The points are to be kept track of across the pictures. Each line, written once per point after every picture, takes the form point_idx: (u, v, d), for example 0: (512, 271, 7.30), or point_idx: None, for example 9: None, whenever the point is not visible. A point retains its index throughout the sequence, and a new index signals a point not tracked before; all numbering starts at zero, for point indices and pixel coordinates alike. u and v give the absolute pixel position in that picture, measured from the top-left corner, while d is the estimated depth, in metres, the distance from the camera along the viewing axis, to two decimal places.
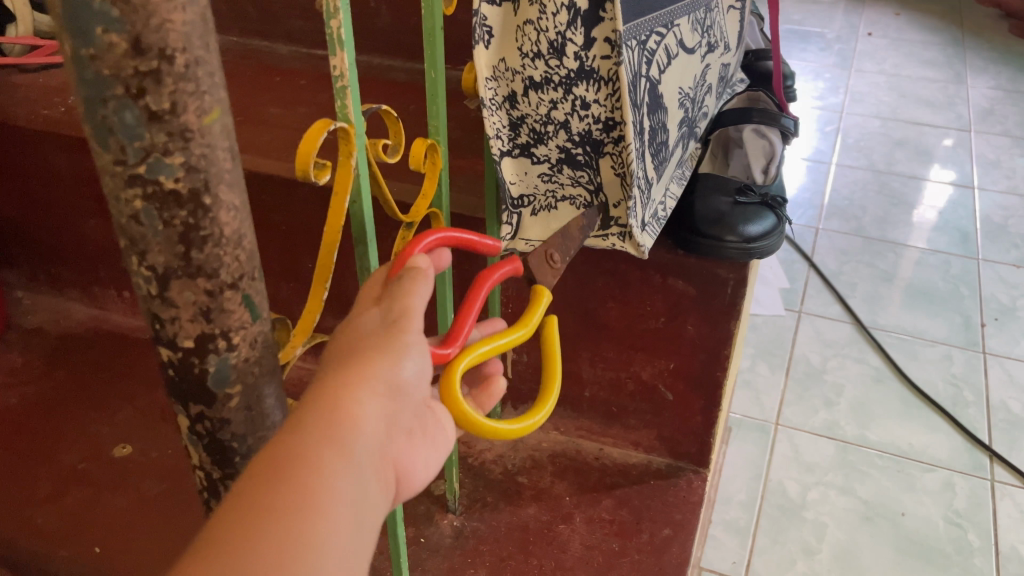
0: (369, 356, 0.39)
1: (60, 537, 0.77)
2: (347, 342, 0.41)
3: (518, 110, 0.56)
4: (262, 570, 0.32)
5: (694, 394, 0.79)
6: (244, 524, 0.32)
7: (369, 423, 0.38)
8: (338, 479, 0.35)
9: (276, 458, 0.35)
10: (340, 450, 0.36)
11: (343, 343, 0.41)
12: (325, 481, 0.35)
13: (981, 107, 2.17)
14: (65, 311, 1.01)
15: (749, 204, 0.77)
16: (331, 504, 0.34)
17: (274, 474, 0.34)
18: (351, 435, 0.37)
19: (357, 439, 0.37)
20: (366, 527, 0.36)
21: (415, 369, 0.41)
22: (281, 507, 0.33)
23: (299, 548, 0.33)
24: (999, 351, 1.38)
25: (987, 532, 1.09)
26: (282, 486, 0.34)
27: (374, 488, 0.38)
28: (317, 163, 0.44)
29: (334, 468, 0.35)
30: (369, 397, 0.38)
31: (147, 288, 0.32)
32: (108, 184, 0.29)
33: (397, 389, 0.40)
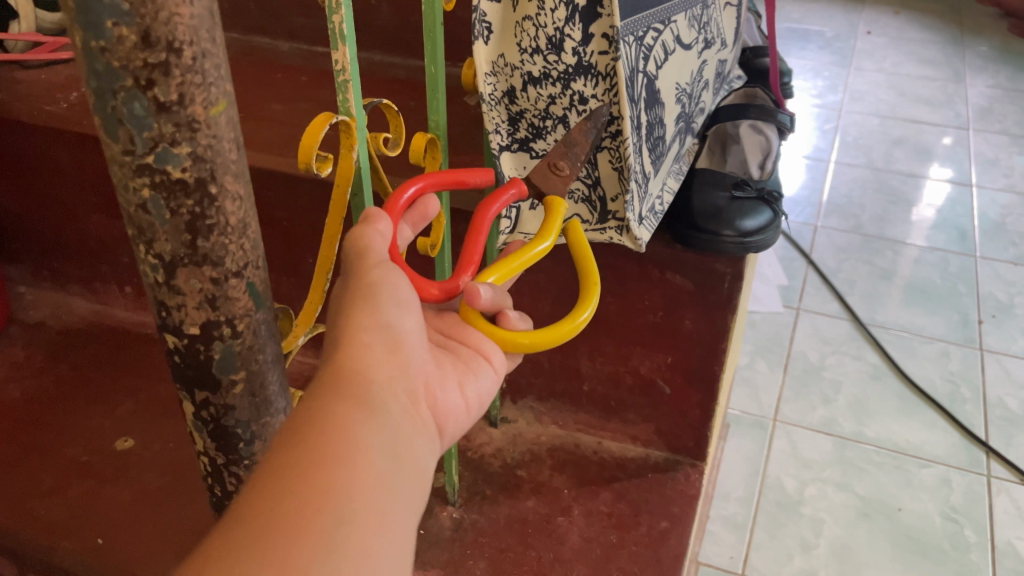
0: (354, 317, 0.41)
1: (64, 528, 0.77)
2: (331, 314, 0.43)
3: (517, 106, 0.57)
4: (305, 515, 0.33)
5: (691, 388, 0.79)
6: (282, 489, 0.34)
7: (373, 375, 0.40)
8: (358, 427, 0.37)
9: (294, 426, 0.37)
10: (352, 402, 0.38)
11: (331, 316, 0.43)
12: (345, 432, 0.37)
13: (980, 105, 2.18)
14: (69, 306, 1.02)
15: (745, 199, 0.78)
16: (356, 450, 0.36)
17: (297, 439, 0.36)
18: (359, 389, 0.39)
19: (366, 391, 0.39)
20: (403, 466, 0.38)
21: (400, 316, 0.43)
22: (312, 464, 0.35)
23: (341, 495, 0.35)
24: (997, 349, 1.39)
25: (983, 527, 1.10)
26: (306, 445, 0.35)
27: (402, 429, 0.40)
28: (320, 156, 0.45)
29: (350, 421, 0.37)
30: (366, 352, 0.40)
31: (154, 275, 0.32)
32: (117, 173, 0.30)
33: (391, 338, 0.42)
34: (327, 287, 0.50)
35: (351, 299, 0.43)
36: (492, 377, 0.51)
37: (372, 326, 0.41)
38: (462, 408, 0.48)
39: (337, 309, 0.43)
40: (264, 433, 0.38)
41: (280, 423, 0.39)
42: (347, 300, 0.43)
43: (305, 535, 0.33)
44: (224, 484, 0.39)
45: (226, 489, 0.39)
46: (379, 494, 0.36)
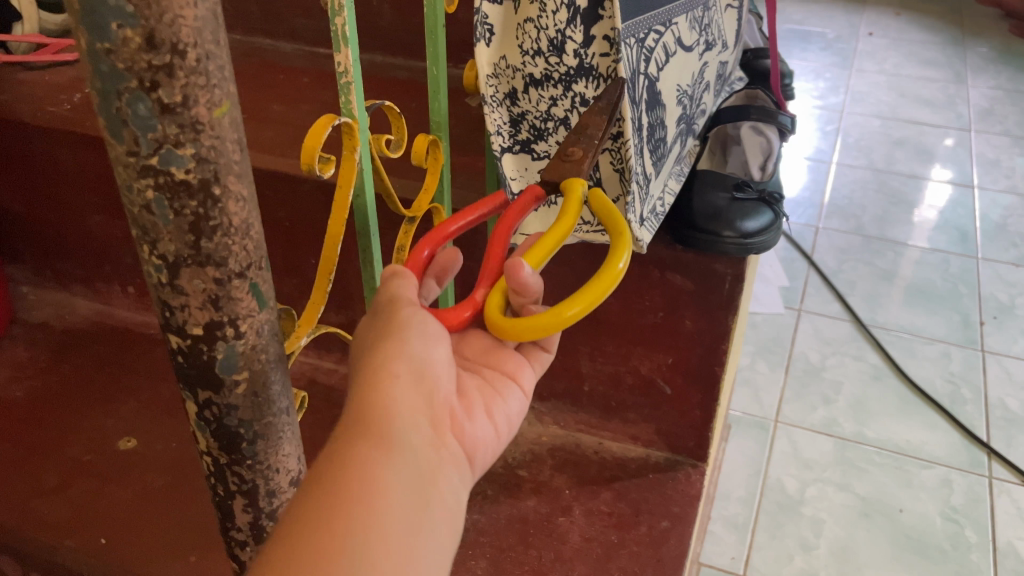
0: (379, 349, 0.43)
1: (67, 527, 0.78)
2: (357, 348, 0.45)
3: (519, 107, 0.57)
4: (335, 536, 0.35)
5: (691, 388, 0.80)
6: (309, 525, 0.35)
7: (399, 406, 0.41)
8: (381, 460, 0.38)
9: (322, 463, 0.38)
10: (375, 435, 0.39)
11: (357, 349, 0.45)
12: (368, 467, 0.38)
13: (981, 106, 2.18)
14: (71, 306, 1.02)
15: (746, 200, 0.79)
16: (381, 483, 0.38)
17: (325, 476, 0.37)
18: (384, 421, 0.40)
19: (391, 423, 0.40)
20: (428, 495, 0.39)
21: (427, 347, 0.44)
22: (339, 499, 0.36)
23: (363, 530, 0.36)
24: (997, 350, 1.39)
25: (984, 528, 1.10)
26: (333, 482, 0.37)
27: (429, 457, 0.41)
28: (322, 157, 0.45)
29: (375, 455, 0.39)
30: (392, 383, 0.42)
31: (158, 276, 0.32)
32: (122, 174, 0.30)
33: (417, 369, 0.44)
34: (330, 289, 0.51)
35: (375, 333, 0.44)
36: (521, 397, 0.52)
37: (398, 357, 0.43)
38: (496, 427, 0.48)
39: (361, 344, 0.44)
40: (267, 433, 0.38)
41: (283, 423, 0.39)
42: (371, 334, 0.44)
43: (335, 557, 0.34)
44: (227, 484, 0.39)
45: (228, 489, 0.39)
46: (405, 524, 0.37)
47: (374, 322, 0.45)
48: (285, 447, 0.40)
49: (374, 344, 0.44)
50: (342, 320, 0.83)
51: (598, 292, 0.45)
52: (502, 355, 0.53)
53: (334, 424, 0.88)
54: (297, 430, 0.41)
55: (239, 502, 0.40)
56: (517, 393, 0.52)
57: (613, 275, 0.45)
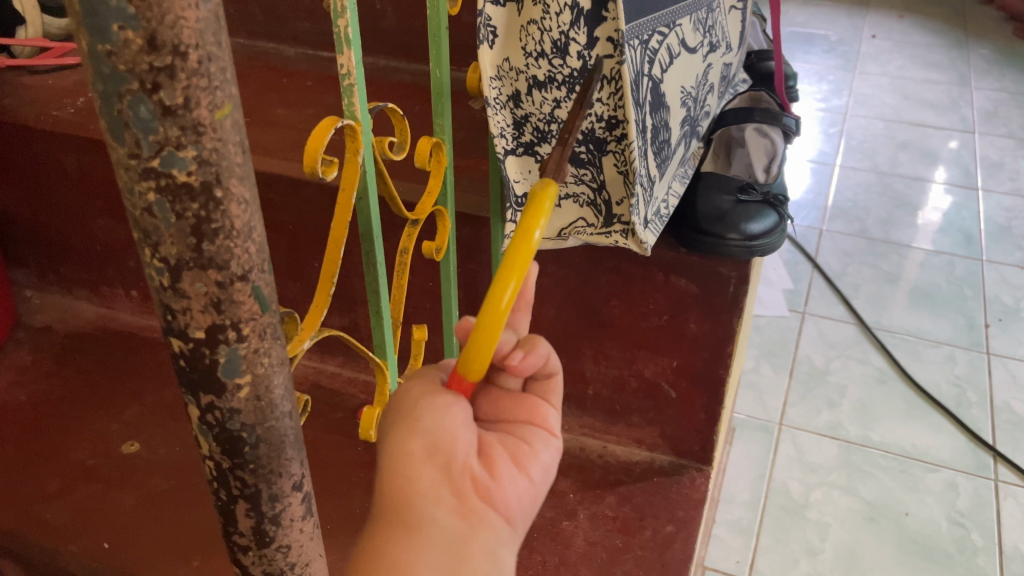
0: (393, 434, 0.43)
1: (71, 532, 0.78)
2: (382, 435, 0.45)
3: (523, 109, 0.57)
4: None
5: (696, 391, 0.79)
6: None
7: (418, 490, 0.41)
8: (407, 554, 0.39)
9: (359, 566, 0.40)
10: (400, 529, 0.40)
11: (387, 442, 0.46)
12: (396, 565, 0.39)
13: (986, 109, 2.17)
14: (74, 309, 1.02)
15: (750, 203, 0.78)
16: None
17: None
18: (406, 513, 0.41)
19: (412, 513, 0.41)
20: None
21: (439, 418, 0.43)
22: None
23: None
24: (1002, 352, 1.39)
25: (990, 532, 1.09)
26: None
27: (457, 539, 0.40)
28: (325, 160, 0.45)
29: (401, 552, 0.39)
30: (409, 466, 0.42)
31: (159, 279, 0.32)
32: (123, 177, 0.30)
33: (432, 445, 0.42)
34: (332, 292, 0.50)
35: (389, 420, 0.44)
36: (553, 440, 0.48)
37: (410, 441, 0.42)
38: (535, 476, 0.45)
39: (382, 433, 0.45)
40: (270, 436, 0.38)
41: (285, 426, 0.39)
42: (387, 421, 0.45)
43: None
44: (229, 489, 0.39)
45: (230, 494, 0.39)
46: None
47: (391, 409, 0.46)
48: (287, 451, 0.39)
49: (388, 432, 0.44)
50: (346, 324, 0.83)
51: (522, 262, 0.38)
52: (525, 400, 0.49)
53: (336, 428, 0.88)
54: (300, 435, 0.41)
55: (242, 506, 0.39)
56: (551, 437, 0.48)
57: (532, 241, 0.38)
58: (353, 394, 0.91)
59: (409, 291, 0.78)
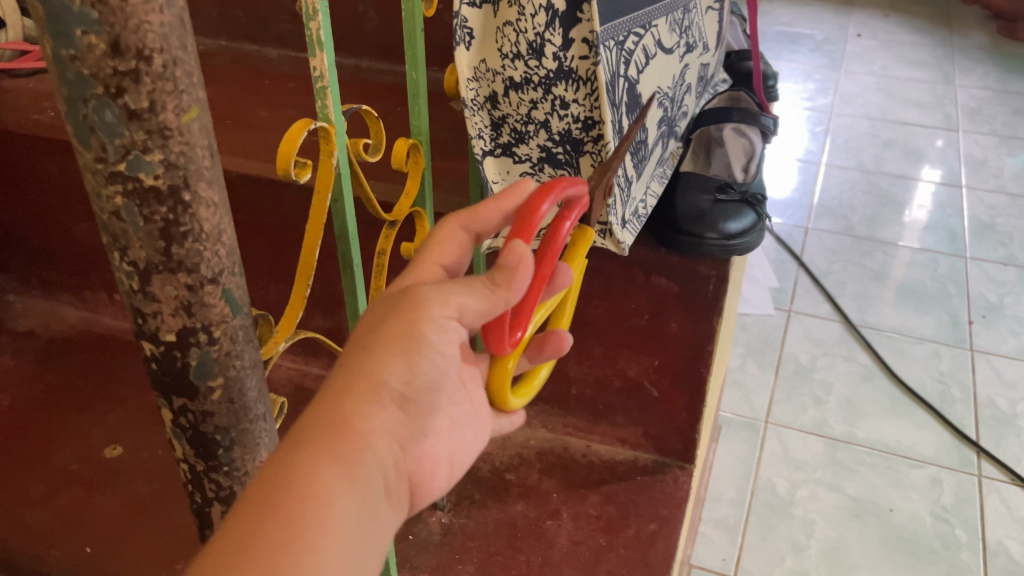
0: (375, 347, 0.37)
1: (53, 537, 0.77)
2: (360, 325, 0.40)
3: (500, 110, 0.57)
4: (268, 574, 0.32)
5: (678, 390, 0.80)
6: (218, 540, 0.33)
7: (375, 422, 0.37)
8: (344, 495, 0.35)
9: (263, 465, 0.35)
10: (346, 461, 0.36)
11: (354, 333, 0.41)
12: (332, 503, 0.35)
13: (969, 107, 2.19)
14: (57, 313, 1.01)
15: (729, 202, 0.79)
16: (338, 528, 0.34)
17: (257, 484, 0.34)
18: (349, 441, 0.36)
19: (351, 445, 0.36)
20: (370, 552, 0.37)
21: (438, 366, 0.39)
22: (269, 524, 0.33)
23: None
24: (986, 348, 1.40)
25: (974, 528, 1.10)
26: (259, 494, 0.34)
27: (381, 509, 0.37)
28: (299, 162, 0.45)
29: (321, 478, 0.34)
30: (377, 391, 0.37)
31: (129, 283, 0.32)
32: (91, 181, 0.30)
33: (411, 395, 0.39)
34: (308, 294, 0.50)
35: (381, 321, 0.39)
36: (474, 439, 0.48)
37: (394, 365, 0.37)
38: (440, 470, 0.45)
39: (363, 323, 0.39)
40: (244, 439, 0.38)
41: (260, 429, 0.39)
42: (379, 318, 0.39)
43: None
44: (204, 491, 0.39)
45: (206, 496, 0.39)
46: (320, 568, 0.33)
47: (392, 307, 0.39)
48: (263, 453, 0.39)
49: (370, 334, 0.38)
50: (329, 326, 0.83)
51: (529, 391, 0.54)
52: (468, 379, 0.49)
53: None
54: (276, 437, 0.41)
55: (217, 509, 0.39)
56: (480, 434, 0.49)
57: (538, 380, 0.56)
58: None
59: None
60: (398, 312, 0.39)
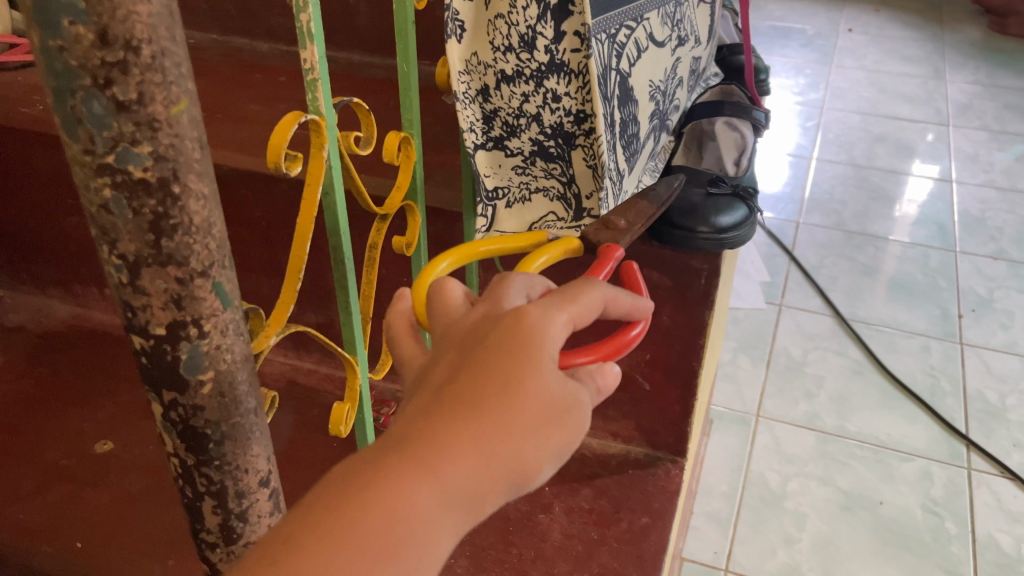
0: (532, 438, 0.32)
1: (44, 532, 0.77)
2: (518, 351, 0.33)
3: (492, 103, 0.57)
4: None
5: (670, 384, 0.80)
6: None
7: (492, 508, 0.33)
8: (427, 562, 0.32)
9: (364, 506, 0.30)
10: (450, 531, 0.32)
11: (492, 331, 0.34)
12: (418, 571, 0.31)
13: (960, 102, 2.19)
14: (47, 308, 1.01)
15: (720, 195, 0.79)
16: None
17: (354, 531, 0.30)
18: (458, 522, 0.32)
19: (458, 526, 0.32)
20: None
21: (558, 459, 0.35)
22: None
23: None
24: (976, 342, 1.40)
25: (964, 520, 1.10)
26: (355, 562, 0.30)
27: None
28: (289, 155, 0.44)
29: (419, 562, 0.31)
30: (511, 484, 0.32)
31: (118, 276, 0.32)
32: (78, 173, 0.30)
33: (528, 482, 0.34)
34: (299, 287, 0.50)
35: (550, 394, 0.33)
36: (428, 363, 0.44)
37: (542, 466, 0.33)
38: None
39: (528, 369, 0.33)
40: (235, 433, 0.38)
41: (250, 422, 0.38)
42: (544, 388, 0.33)
43: None
44: (195, 485, 0.38)
45: (196, 491, 0.39)
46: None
47: (559, 375, 0.33)
48: (254, 447, 0.39)
49: (530, 411, 0.32)
50: (321, 320, 0.83)
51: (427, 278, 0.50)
52: None
53: (313, 424, 0.87)
54: (266, 430, 0.41)
55: (208, 503, 0.39)
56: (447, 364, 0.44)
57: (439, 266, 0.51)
58: (329, 390, 0.91)
59: (383, 285, 0.78)
60: (565, 398, 0.33)
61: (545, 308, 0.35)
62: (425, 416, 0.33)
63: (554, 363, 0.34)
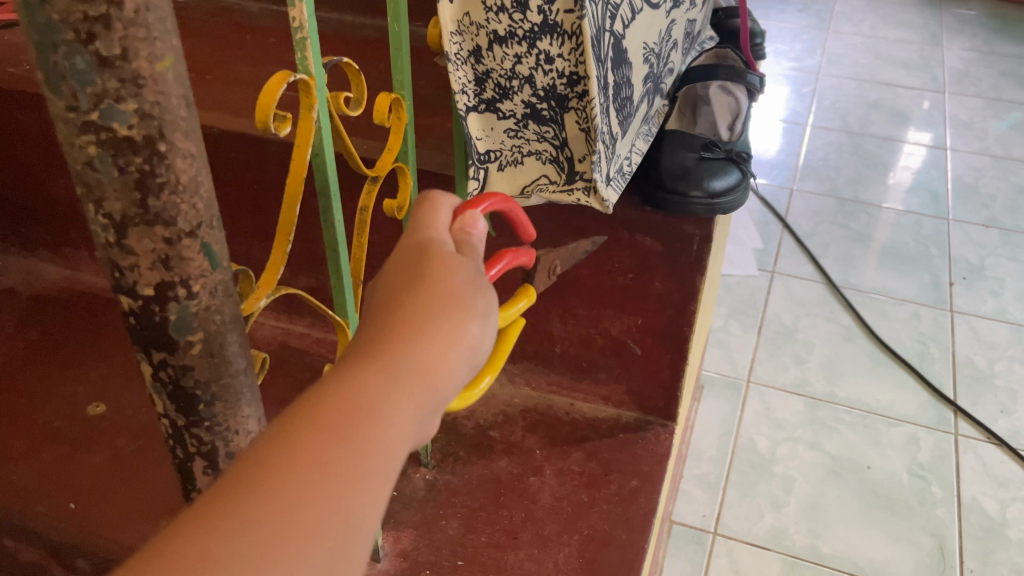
0: (441, 303, 0.37)
1: (37, 493, 0.77)
2: (419, 270, 0.39)
3: (483, 65, 0.56)
4: (324, 474, 0.30)
5: (661, 348, 0.80)
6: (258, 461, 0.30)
7: (433, 400, 0.35)
8: (402, 429, 0.33)
9: (317, 395, 0.32)
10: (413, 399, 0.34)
11: (394, 271, 0.40)
12: (390, 429, 0.33)
13: (957, 69, 2.18)
14: (39, 271, 1.00)
15: (714, 160, 0.79)
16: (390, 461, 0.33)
17: (316, 411, 0.32)
18: (413, 390, 0.34)
19: (410, 409, 0.34)
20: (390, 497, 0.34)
21: (486, 332, 0.39)
22: (340, 437, 0.31)
23: (350, 491, 0.31)
24: (966, 309, 1.41)
25: (949, 484, 1.12)
26: (323, 431, 0.31)
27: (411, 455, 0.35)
28: (278, 115, 0.44)
29: (384, 438, 0.32)
30: (446, 370, 0.36)
31: (105, 236, 0.32)
32: (62, 130, 0.30)
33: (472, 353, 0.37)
34: (288, 250, 0.47)
35: (448, 279, 0.39)
36: None
37: (462, 328, 0.37)
38: None
39: (426, 269, 0.39)
40: (226, 394, 0.38)
41: (241, 383, 0.38)
42: (442, 272, 0.39)
43: (308, 493, 0.30)
44: (186, 445, 0.39)
45: (187, 451, 0.39)
46: (352, 553, 0.30)
47: (454, 267, 0.40)
48: (245, 408, 0.39)
49: (434, 287, 0.38)
50: (313, 284, 0.83)
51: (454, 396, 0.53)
52: None
53: (305, 387, 0.88)
54: (258, 392, 0.41)
55: (199, 464, 0.39)
56: None
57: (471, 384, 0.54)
58: (322, 353, 0.92)
59: (373, 248, 0.77)
60: (465, 283, 0.39)
61: (431, 244, 0.41)
62: (358, 332, 0.37)
63: (447, 261, 0.40)
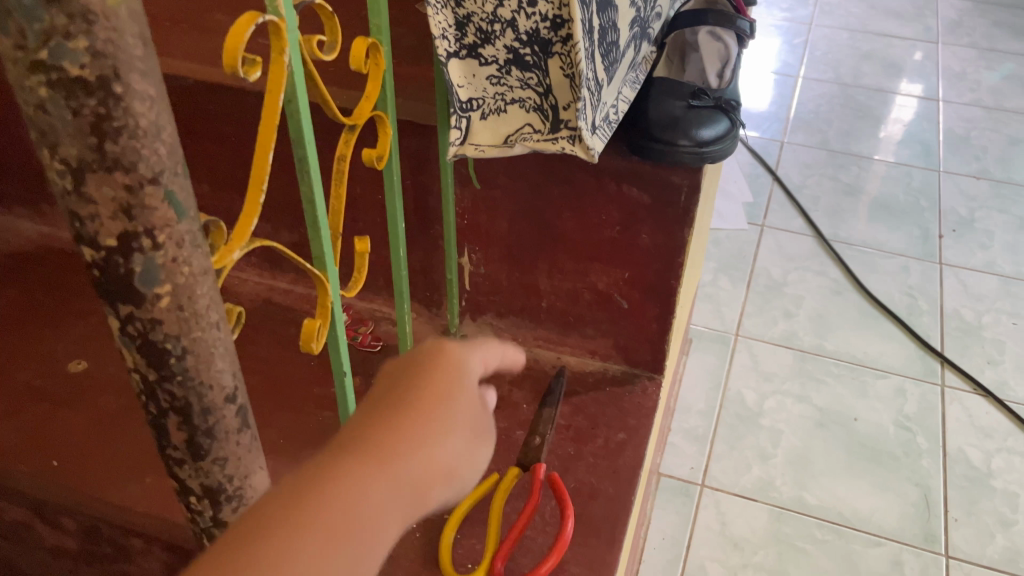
0: (446, 430, 0.39)
1: (18, 450, 0.76)
2: (435, 386, 0.40)
3: (464, 9, 0.54)
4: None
5: (648, 301, 0.79)
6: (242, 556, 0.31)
7: (414, 515, 0.37)
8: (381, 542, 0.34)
9: (321, 492, 0.33)
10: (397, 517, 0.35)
11: (408, 374, 0.41)
12: (372, 540, 0.34)
13: (950, 18, 2.15)
14: (17, 228, 0.98)
15: (702, 108, 0.76)
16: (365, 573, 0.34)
17: (314, 513, 0.33)
18: (402, 509, 0.36)
19: (393, 525, 0.35)
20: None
21: (472, 467, 0.40)
22: (330, 548, 0.32)
23: None
24: (955, 262, 1.41)
25: (935, 435, 1.13)
26: (321, 536, 0.32)
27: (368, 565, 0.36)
28: (247, 59, 0.41)
29: (364, 555, 0.33)
30: (432, 492, 0.37)
31: (62, 183, 0.30)
32: (11, 71, 0.28)
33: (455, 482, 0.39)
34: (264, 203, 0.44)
35: (459, 408, 0.40)
36: None
37: (456, 459, 0.39)
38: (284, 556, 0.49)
39: (443, 391, 0.40)
40: (197, 348, 0.37)
41: (213, 337, 0.37)
42: (453, 398, 0.40)
43: None
44: (158, 401, 0.38)
45: (160, 407, 0.38)
46: None
47: (467, 393, 0.41)
48: (219, 362, 0.38)
49: (444, 411, 0.39)
50: (295, 239, 0.82)
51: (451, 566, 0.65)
52: None
53: (289, 343, 0.87)
54: (232, 346, 0.40)
55: (172, 420, 0.38)
56: None
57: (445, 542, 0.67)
58: (307, 309, 0.91)
59: (356, 201, 0.76)
60: (469, 414, 0.41)
61: (452, 357, 0.42)
62: (364, 421, 0.38)
63: (462, 385, 0.41)
